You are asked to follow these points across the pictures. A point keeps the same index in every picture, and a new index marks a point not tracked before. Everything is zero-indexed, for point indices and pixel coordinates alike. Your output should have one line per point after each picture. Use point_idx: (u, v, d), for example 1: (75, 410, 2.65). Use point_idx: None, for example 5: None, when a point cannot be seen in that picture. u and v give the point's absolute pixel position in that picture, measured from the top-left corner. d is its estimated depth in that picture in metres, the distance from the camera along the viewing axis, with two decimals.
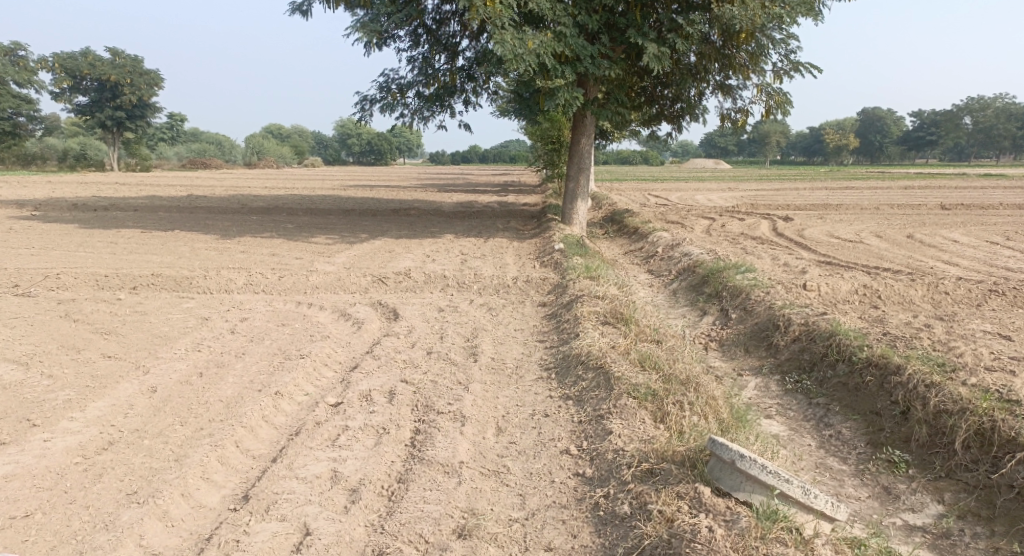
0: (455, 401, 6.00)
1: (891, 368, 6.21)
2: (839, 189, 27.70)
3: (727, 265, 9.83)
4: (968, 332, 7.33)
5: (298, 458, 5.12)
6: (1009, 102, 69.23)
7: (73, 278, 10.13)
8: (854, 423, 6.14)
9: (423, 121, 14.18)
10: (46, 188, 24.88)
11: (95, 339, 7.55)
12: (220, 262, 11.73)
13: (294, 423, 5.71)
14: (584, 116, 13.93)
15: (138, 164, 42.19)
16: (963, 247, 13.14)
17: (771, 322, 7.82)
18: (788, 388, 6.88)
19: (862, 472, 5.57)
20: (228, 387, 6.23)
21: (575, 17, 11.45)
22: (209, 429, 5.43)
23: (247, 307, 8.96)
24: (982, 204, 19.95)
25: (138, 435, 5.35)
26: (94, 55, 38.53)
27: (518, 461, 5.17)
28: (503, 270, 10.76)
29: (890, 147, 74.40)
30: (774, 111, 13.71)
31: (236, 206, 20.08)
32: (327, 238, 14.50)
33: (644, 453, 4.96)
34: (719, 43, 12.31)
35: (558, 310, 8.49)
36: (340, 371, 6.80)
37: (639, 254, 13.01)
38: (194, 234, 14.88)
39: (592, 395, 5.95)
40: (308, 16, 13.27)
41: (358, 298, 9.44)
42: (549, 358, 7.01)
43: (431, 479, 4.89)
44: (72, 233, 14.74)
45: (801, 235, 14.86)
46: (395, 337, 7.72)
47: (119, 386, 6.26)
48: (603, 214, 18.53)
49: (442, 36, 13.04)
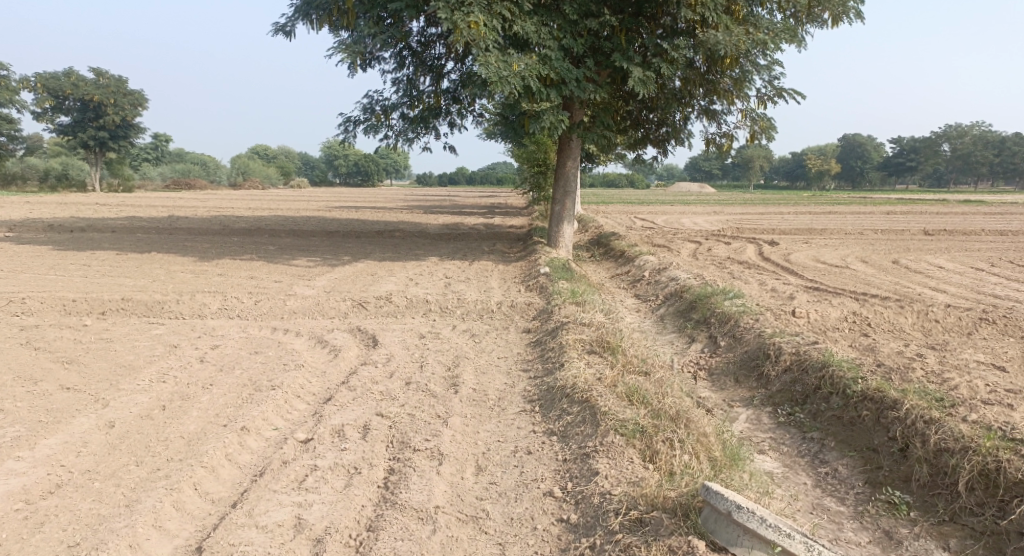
0: (433, 437, 5.65)
1: (888, 403, 5.95)
2: (822, 213, 27.76)
3: (715, 291, 9.58)
4: (961, 362, 7.09)
5: (259, 503, 4.76)
6: (987, 129, 70.29)
7: (39, 303, 9.71)
8: (851, 460, 5.86)
9: (407, 143, 13.92)
10: (23, 208, 24.31)
11: (54, 369, 7.15)
12: (195, 286, 11.34)
13: (260, 462, 5.35)
14: (570, 139, 13.73)
15: (121, 184, 41.64)
16: (949, 273, 13.02)
17: (761, 350, 7.56)
18: (781, 421, 6.59)
19: (861, 514, 5.28)
20: (191, 422, 5.86)
21: (561, 40, 11.29)
22: (166, 470, 5.07)
23: (219, 334, 8.59)
24: (965, 230, 19.98)
25: (89, 478, 4.98)
26: (78, 75, 38.15)
27: (498, 506, 4.83)
28: (487, 294, 10.46)
29: (871, 172, 75.15)
30: (759, 136, 13.59)
31: (217, 227, 19.69)
32: (308, 260, 14.16)
33: (632, 499, 4.63)
34: (703, 68, 12.22)
35: (543, 337, 8.19)
36: (312, 403, 6.44)
37: (626, 278, 12.78)
38: (171, 256, 14.46)
39: (577, 432, 5.62)
40: (291, 37, 13.04)
41: (337, 324, 9.10)
42: (533, 390, 6.68)
43: (403, 527, 4.54)
44: (44, 255, 14.28)
45: (787, 259, 14.70)
46: (372, 366, 7.38)
47: (74, 420, 5.88)
48: (590, 236, 18.35)
49: (428, 58, 12.85)
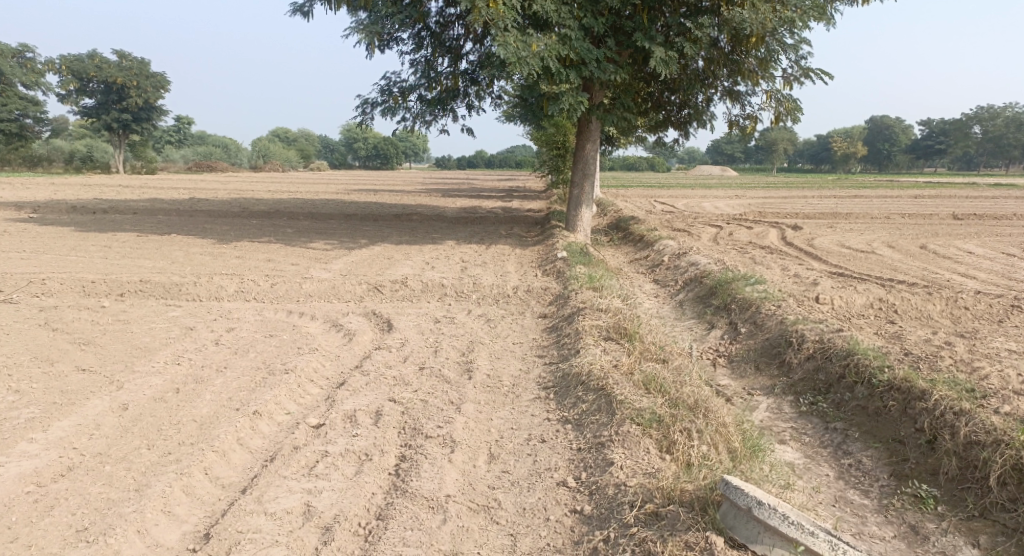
0: (446, 424, 5.56)
1: (915, 393, 5.76)
2: (846, 197, 27.26)
3: (737, 276, 9.38)
4: (991, 351, 6.87)
5: (269, 489, 4.71)
6: (1020, 111, 68.53)
7: (59, 284, 9.73)
8: (876, 451, 5.70)
9: (425, 126, 13.77)
10: (48, 190, 24.58)
11: (71, 350, 7.15)
12: (213, 268, 11.33)
13: (271, 447, 5.31)
14: (590, 121, 13.48)
15: (144, 166, 41.87)
16: (980, 258, 12.68)
17: (783, 337, 7.38)
18: (802, 411, 6.43)
19: (886, 508, 5.13)
20: (204, 405, 5.82)
21: (581, 20, 11.06)
22: (177, 454, 5.03)
23: (235, 316, 8.56)
24: (995, 214, 19.49)
25: (100, 460, 4.96)
26: (101, 57, 38.29)
27: (510, 495, 4.74)
28: (504, 279, 10.33)
29: (898, 155, 73.71)
30: (784, 118, 13.29)
31: (237, 209, 19.72)
32: (326, 243, 14.10)
33: (648, 491, 4.51)
34: (728, 48, 11.96)
35: (559, 323, 8.07)
36: (326, 387, 6.38)
37: (645, 263, 12.59)
38: (190, 238, 14.48)
39: (592, 420, 5.51)
40: (308, 17, 12.91)
41: (352, 307, 9.04)
42: (548, 376, 6.57)
43: (413, 516, 4.47)
44: (66, 237, 14.36)
45: (811, 244, 14.41)
46: (387, 351, 7.30)
47: (88, 402, 5.86)
48: (609, 220, 18.16)
49: (446, 39, 12.66)
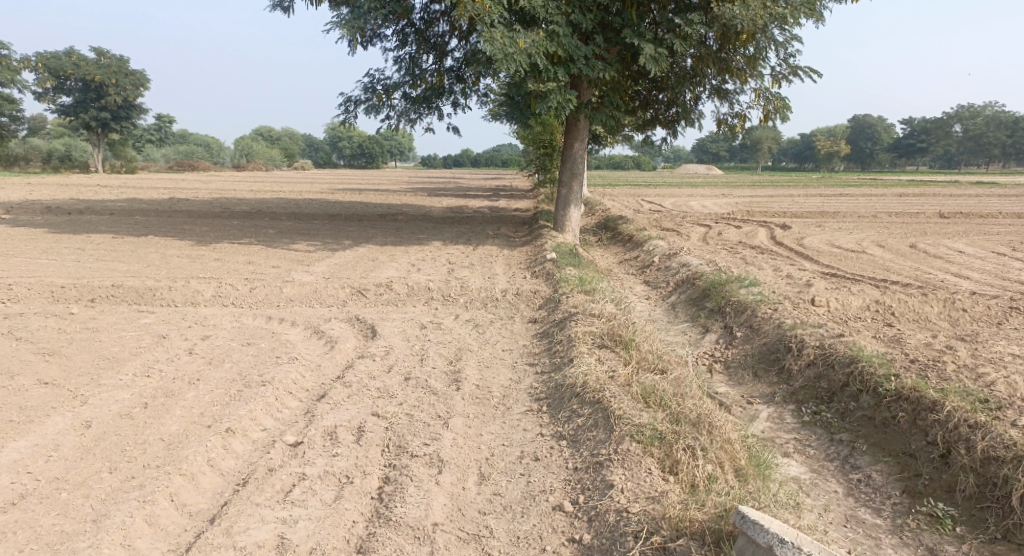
0: (432, 442, 5.21)
1: (926, 404, 5.47)
2: (833, 196, 27.18)
3: (730, 277, 9.08)
4: (995, 355, 6.62)
5: (240, 519, 4.35)
6: (1000, 109, 69.10)
7: (27, 290, 9.27)
8: (886, 466, 5.41)
9: (410, 124, 13.38)
10: (25, 190, 23.92)
11: (34, 361, 6.72)
12: (190, 272, 10.89)
13: (245, 468, 4.94)
14: (577, 119, 13.15)
15: (124, 166, 41.13)
16: (970, 258, 12.50)
17: (782, 342, 7.08)
18: (805, 421, 6.13)
19: (901, 528, 4.85)
20: (173, 423, 5.43)
21: (568, 15, 10.70)
22: (141, 479, 4.65)
23: (211, 323, 8.15)
24: (981, 213, 19.38)
25: (56, 487, 4.57)
26: (79, 55, 37.49)
27: (503, 521, 4.41)
28: (492, 281, 9.98)
29: (881, 154, 74.20)
30: (773, 116, 13.03)
31: (218, 210, 19.25)
32: (308, 245, 13.71)
33: (653, 521, 4.19)
34: (716, 46, 11.66)
35: (549, 329, 7.74)
36: (305, 400, 6.01)
37: (635, 263, 12.30)
38: (168, 240, 14.00)
39: (589, 437, 5.17)
40: (289, 13, 12.48)
41: (335, 312, 8.66)
42: (539, 387, 6.23)
43: (397, 549, 4.13)
44: (39, 239, 13.84)
45: (801, 244, 14.18)
46: (370, 360, 6.93)
47: (48, 420, 5.45)
48: (597, 219, 17.87)
49: (431, 35, 12.29)
